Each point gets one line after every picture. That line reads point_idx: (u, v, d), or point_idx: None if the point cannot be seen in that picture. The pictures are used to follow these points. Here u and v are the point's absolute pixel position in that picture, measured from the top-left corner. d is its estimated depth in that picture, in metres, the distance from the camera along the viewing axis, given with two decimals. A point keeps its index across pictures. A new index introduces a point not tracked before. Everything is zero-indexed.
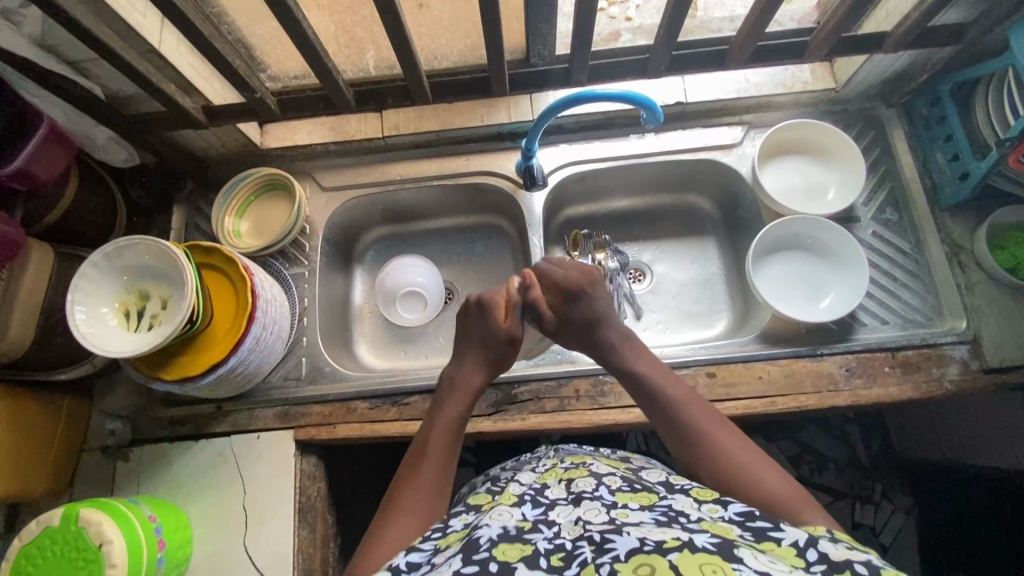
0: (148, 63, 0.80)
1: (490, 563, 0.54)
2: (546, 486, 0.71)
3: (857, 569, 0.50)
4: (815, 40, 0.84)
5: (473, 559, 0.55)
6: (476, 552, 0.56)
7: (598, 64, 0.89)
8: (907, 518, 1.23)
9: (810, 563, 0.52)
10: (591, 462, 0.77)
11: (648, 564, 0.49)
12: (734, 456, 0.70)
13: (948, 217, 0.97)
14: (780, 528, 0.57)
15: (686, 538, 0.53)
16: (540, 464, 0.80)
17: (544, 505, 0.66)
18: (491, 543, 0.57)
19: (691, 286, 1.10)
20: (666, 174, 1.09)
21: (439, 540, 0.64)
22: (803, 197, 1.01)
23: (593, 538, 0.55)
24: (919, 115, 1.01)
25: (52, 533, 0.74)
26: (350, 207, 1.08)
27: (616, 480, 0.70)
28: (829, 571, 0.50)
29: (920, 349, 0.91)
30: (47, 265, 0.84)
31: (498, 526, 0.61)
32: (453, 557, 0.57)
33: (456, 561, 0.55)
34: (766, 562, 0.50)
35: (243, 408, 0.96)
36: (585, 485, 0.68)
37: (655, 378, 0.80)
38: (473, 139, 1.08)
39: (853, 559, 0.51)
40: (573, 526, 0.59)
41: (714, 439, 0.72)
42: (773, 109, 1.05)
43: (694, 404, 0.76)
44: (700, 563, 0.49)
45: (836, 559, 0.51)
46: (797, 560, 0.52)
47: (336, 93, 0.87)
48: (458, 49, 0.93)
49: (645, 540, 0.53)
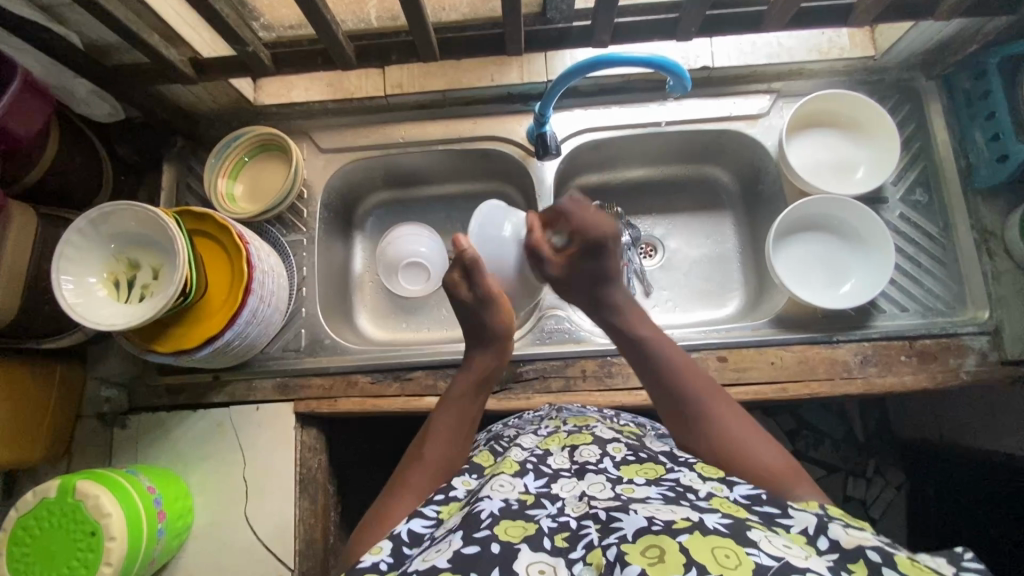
0: (127, 9, 0.72)
1: (492, 544, 0.53)
2: (548, 452, 0.69)
3: (869, 556, 0.49)
4: (864, 3, 0.76)
5: (475, 538, 0.54)
6: (476, 529, 0.55)
7: (621, 22, 0.81)
8: (899, 493, 1.23)
9: (822, 551, 0.51)
10: (594, 424, 0.75)
11: (657, 547, 0.48)
12: (731, 427, 0.68)
13: (981, 201, 0.93)
14: (788, 514, 0.55)
15: (696, 518, 0.51)
16: (542, 426, 0.78)
17: (547, 476, 0.64)
18: (492, 520, 0.56)
19: (704, 263, 1.07)
20: (686, 143, 1.02)
21: (440, 505, 0.64)
22: (830, 174, 0.96)
23: (599, 517, 0.54)
24: (960, 90, 0.93)
25: (48, 505, 0.73)
26: (350, 170, 1.02)
27: (621, 450, 0.69)
28: (842, 561, 0.49)
29: (939, 338, 0.89)
30: (29, 229, 0.79)
31: (500, 498, 0.59)
32: (452, 533, 0.56)
33: (455, 540, 0.55)
34: (781, 547, 0.49)
35: (242, 378, 0.94)
36: (590, 455, 0.67)
37: (659, 344, 0.76)
38: (481, 101, 1.01)
39: (865, 545, 0.50)
40: (578, 502, 0.59)
41: (711, 409, 0.69)
42: (805, 77, 0.98)
43: (694, 374, 0.72)
44: (712, 547, 0.47)
45: (848, 547, 0.50)
46: (809, 548, 0.51)
47: (336, 48, 0.79)
48: (469, 1, 0.85)
49: (653, 519, 0.51)
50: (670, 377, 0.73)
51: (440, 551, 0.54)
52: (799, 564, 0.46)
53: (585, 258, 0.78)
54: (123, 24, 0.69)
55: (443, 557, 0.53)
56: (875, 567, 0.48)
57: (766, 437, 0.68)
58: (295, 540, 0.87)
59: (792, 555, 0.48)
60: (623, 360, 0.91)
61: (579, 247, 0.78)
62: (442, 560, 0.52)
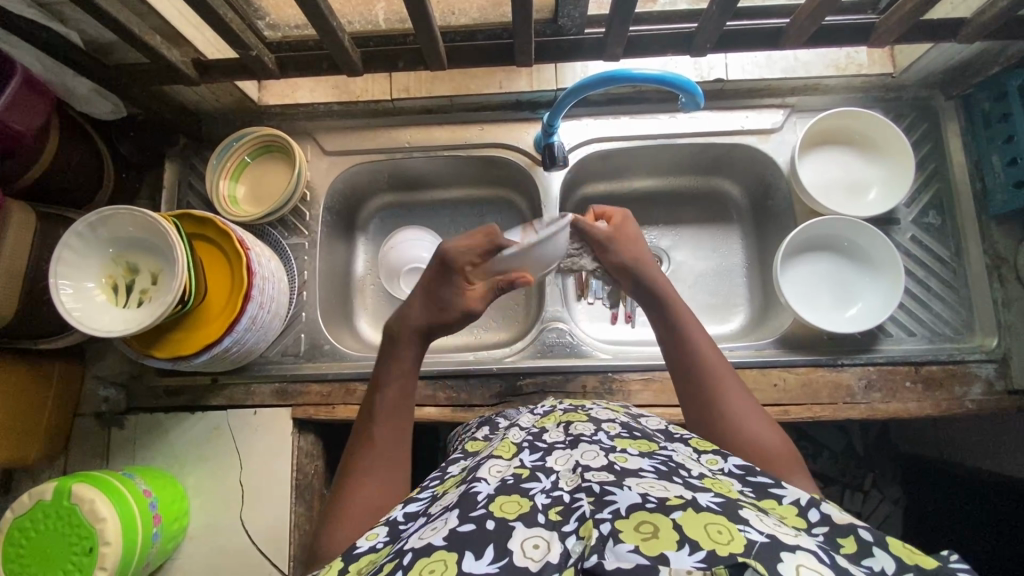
0: (129, 10, 0.71)
1: (488, 522, 0.47)
2: (544, 430, 0.63)
3: (863, 534, 0.45)
4: (886, 24, 0.74)
5: (471, 516, 0.48)
6: (472, 509, 0.49)
7: (634, 34, 0.79)
8: (895, 508, 1.19)
9: (811, 525, 0.47)
10: (591, 405, 0.69)
11: (650, 522, 0.44)
12: (739, 406, 0.65)
13: (995, 227, 0.91)
14: (782, 485, 0.52)
15: (689, 496, 0.47)
16: (539, 407, 0.73)
17: (542, 450, 0.58)
18: (488, 499, 0.50)
19: (709, 276, 1.05)
20: (696, 156, 1.01)
21: (436, 488, 0.60)
22: (842, 194, 0.94)
23: (593, 488, 0.49)
24: (979, 111, 0.91)
25: (43, 507, 0.73)
26: (355, 172, 1.01)
27: (615, 427, 0.62)
28: (832, 536, 0.46)
29: (945, 364, 0.88)
30: (28, 229, 0.78)
31: (496, 479, 0.53)
32: (449, 511, 0.50)
33: (451, 519, 0.49)
34: (771, 525, 0.45)
35: (240, 382, 0.93)
36: (584, 428, 0.61)
37: (682, 313, 0.74)
38: (489, 106, 0.99)
39: (858, 524, 0.46)
40: (572, 475, 0.52)
41: (724, 386, 0.67)
42: (821, 93, 0.96)
43: (709, 348, 0.70)
44: (704, 524, 0.44)
45: (841, 522, 0.47)
46: (798, 522, 0.47)
47: (341, 55, 0.78)
48: (479, 6, 0.83)
49: (647, 495, 0.47)
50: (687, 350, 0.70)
51: (437, 530, 0.48)
52: (787, 541, 0.42)
53: (626, 224, 0.81)
54: (124, 26, 0.68)
55: (438, 535, 0.47)
56: (866, 546, 0.44)
57: (773, 423, 0.64)
58: (289, 547, 0.87)
59: (779, 532, 0.44)
60: (625, 377, 0.90)
61: (617, 216, 0.81)
62: (438, 539, 0.47)
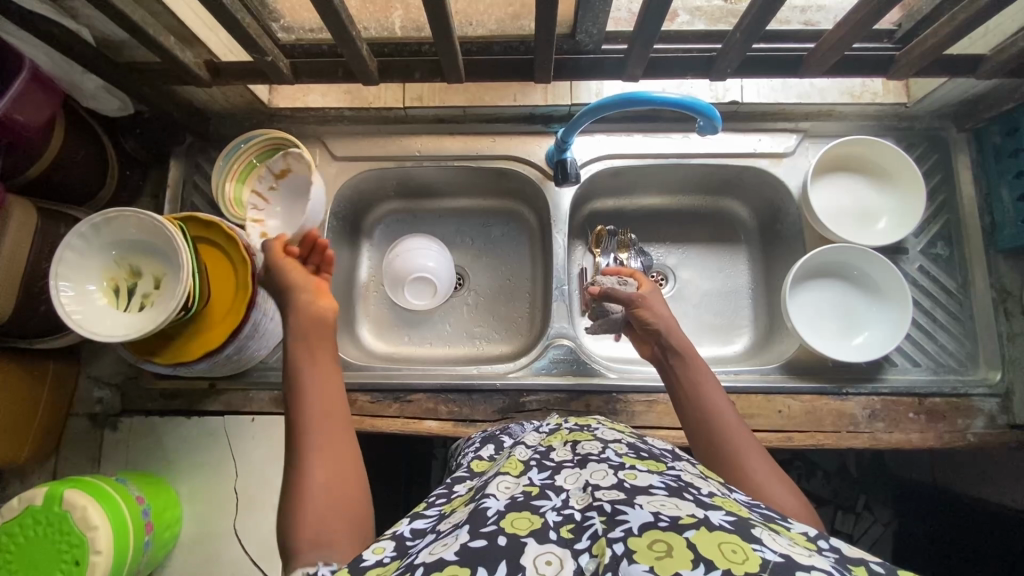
0: (145, 10, 0.70)
1: (498, 538, 0.46)
2: (551, 449, 0.62)
3: (873, 566, 0.43)
4: (906, 57, 0.74)
5: (481, 532, 0.47)
6: (483, 525, 0.48)
7: (655, 56, 0.78)
8: (887, 529, 1.14)
9: (822, 548, 0.46)
10: (596, 425, 0.68)
11: (664, 541, 0.43)
12: (749, 449, 0.64)
13: (1002, 260, 0.91)
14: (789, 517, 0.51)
15: (700, 514, 0.46)
16: (544, 424, 0.72)
17: (550, 469, 0.57)
18: (498, 516, 0.49)
19: (715, 296, 1.04)
20: (707, 176, 1.01)
21: (444, 506, 0.58)
22: (851, 222, 0.94)
23: (604, 507, 0.48)
24: (991, 145, 0.92)
25: (34, 513, 0.71)
26: (363, 178, 1.00)
27: (622, 447, 0.61)
28: (843, 561, 0.44)
29: (948, 397, 0.88)
30: (30, 226, 0.77)
31: (505, 495, 0.52)
32: (458, 528, 0.49)
33: (462, 535, 0.47)
34: (785, 545, 0.44)
35: (238, 389, 0.92)
36: (592, 446, 0.60)
37: (691, 361, 0.74)
38: (502, 119, 0.98)
39: (869, 557, 0.45)
40: (582, 494, 0.51)
41: (731, 429, 0.66)
42: (834, 118, 0.96)
43: (716, 394, 0.70)
44: (719, 542, 0.42)
45: (852, 554, 0.45)
46: (808, 543, 0.46)
47: (358, 64, 0.77)
48: (497, 17, 0.80)
49: (660, 514, 0.46)
50: (698, 394, 0.70)
51: (448, 545, 0.46)
52: (802, 561, 0.42)
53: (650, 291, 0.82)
54: (139, 27, 0.67)
55: (449, 551, 0.45)
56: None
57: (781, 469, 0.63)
58: None
59: (794, 552, 0.43)
60: (629, 398, 0.90)
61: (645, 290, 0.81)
62: (449, 553, 0.45)
